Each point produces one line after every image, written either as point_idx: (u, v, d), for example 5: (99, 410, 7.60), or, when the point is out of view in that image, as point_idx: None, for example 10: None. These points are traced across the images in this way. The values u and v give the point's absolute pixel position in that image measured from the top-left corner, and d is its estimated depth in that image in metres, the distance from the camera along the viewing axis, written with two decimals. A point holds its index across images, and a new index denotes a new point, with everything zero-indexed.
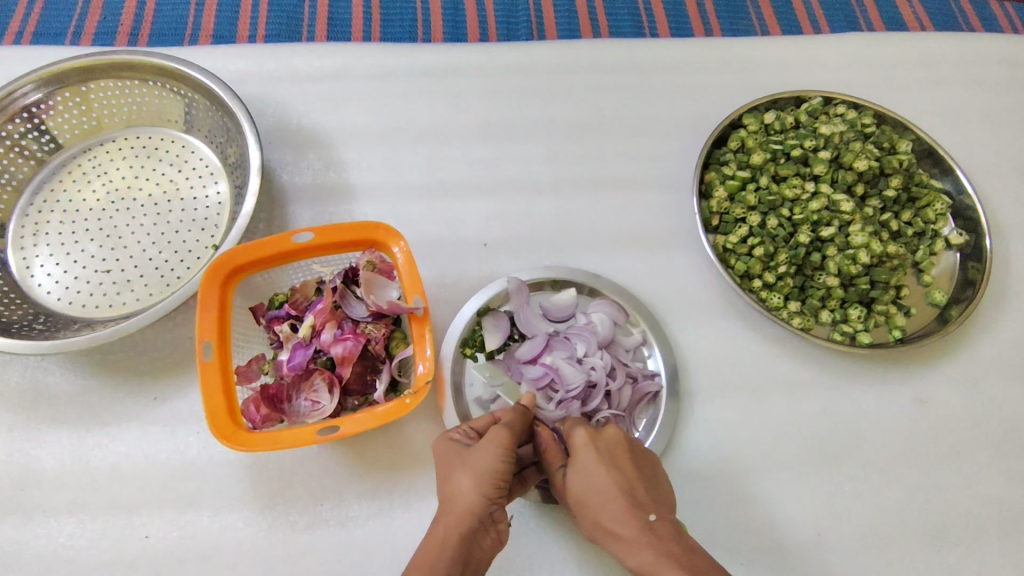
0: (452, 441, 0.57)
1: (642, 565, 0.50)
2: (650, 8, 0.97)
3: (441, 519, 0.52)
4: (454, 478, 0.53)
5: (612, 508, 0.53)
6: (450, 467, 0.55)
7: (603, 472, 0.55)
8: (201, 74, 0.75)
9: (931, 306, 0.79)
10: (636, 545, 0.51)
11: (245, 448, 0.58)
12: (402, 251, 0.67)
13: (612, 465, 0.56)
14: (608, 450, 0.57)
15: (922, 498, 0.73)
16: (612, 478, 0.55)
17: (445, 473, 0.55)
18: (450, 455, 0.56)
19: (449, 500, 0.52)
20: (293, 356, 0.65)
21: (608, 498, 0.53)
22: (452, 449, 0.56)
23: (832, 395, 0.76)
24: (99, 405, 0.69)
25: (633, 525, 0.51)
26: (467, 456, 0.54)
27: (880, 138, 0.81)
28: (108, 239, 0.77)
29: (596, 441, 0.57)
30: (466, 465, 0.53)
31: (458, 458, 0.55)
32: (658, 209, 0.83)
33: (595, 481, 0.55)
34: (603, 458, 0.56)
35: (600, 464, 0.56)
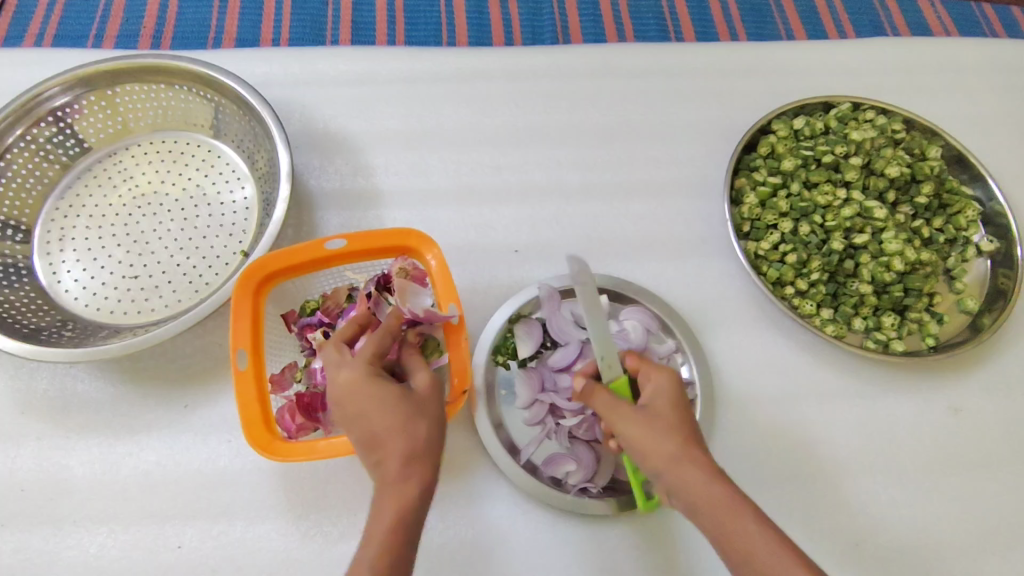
0: (370, 383, 0.55)
1: (720, 497, 0.50)
2: (675, 11, 0.96)
3: (406, 468, 0.53)
4: (388, 430, 0.54)
5: (681, 443, 0.53)
6: (370, 416, 0.54)
7: (670, 414, 0.55)
8: (230, 79, 0.74)
9: (963, 313, 0.78)
10: (708, 480, 0.51)
11: (282, 458, 0.58)
12: (436, 259, 0.66)
13: (678, 410, 0.56)
14: (675, 395, 0.57)
15: (957, 508, 0.72)
16: (680, 419, 0.55)
17: (377, 421, 0.54)
18: (371, 401, 0.54)
19: (395, 453, 0.53)
20: (327, 364, 0.64)
21: (682, 442, 0.53)
22: (372, 395, 0.55)
23: (866, 403, 0.75)
24: (129, 413, 0.68)
25: (704, 462, 0.52)
26: (418, 404, 0.56)
27: (911, 145, 0.82)
28: (135, 245, 0.76)
29: (666, 384, 0.58)
30: (406, 419, 0.54)
31: (385, 407, 0.54)
32: (688, 216, 0.83)
33: (663, 419, 0.55)
34: (670, 402, 0.56)
35: (665, 406, 0.56)
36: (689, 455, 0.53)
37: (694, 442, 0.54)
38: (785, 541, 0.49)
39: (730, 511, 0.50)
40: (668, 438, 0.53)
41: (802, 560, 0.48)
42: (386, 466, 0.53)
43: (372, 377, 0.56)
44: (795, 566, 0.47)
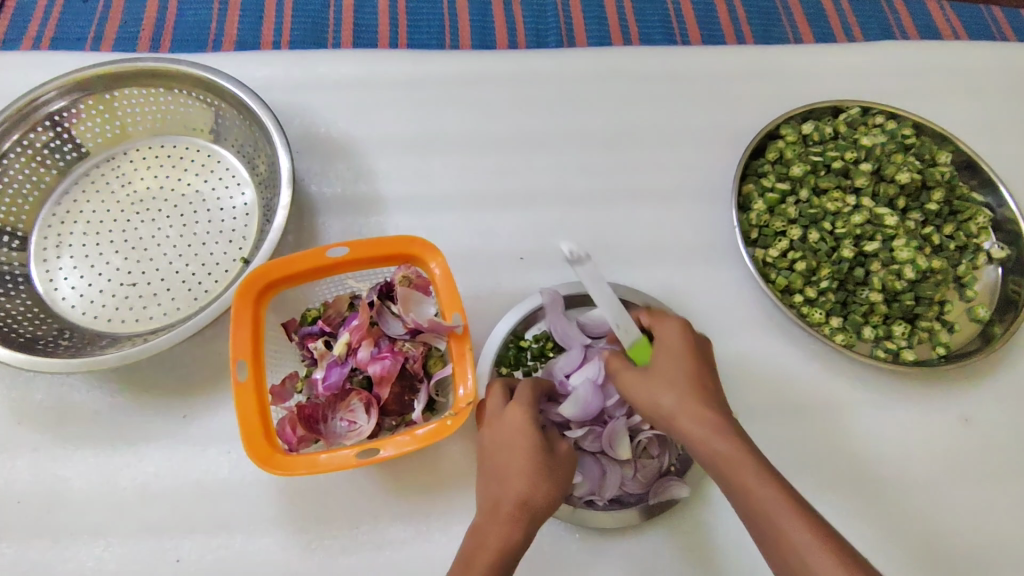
0: (528, 429, 0.57)
1: (719, 448, 0.53)
2: (681, 14, 0.95)
3: (520, 520, 0.52)
4: (535, 482, 0.54)
5: (684, 400, 0.55)
6: (546, 469, 0.55)
7: (670, 366, 0.58)
8: (230, 83, 0.73)
9: (974, 322, 0.77)
10: (708, 436, 0.53)
11: (284, 473, 0.56)
12: (440, 267, 0.65)
13: (677, 359, 0.58)
14: (674, 346, 0.59)
15: (969, 521, 0.71)
16: (682, 370, 0.57)
17: (514, 465, 0.55)
18: (526, 443, 0.56)
19: (514, 495, 0.53)
20: (329, 374, 0.64)
21: (680, 392, 0.56)
22: (533, 443, 0.56)
23: (875, 414, 0.74)
24: (127, 423, 0.67)
25: (706, 418, 0.54)
26: (552, 464, 0.55)
27: (921, 151, 0.80)
28: (134, 252, 0.75)
29: (667, 339, 0.60)
30: (548, 474, 0.55)
31: (527, 451, 0.55)
32: (694, 222, 0.81)
33: (665, 375, 0.57)
34: (668, 355, 0.59)
35: (667, 358, 0.58)
36: (690, 411, 0.55)
37: (698, 394, 0.56)
38: (792, 500, 0.49)
39: (726, 461, 0.52)
40: (669, 395, 0.56)
41: (805, 517, 0.49)
42: (499, 505, 0.53)
43: (533, 422, 0.57)
44: (796, 526, 0.48)
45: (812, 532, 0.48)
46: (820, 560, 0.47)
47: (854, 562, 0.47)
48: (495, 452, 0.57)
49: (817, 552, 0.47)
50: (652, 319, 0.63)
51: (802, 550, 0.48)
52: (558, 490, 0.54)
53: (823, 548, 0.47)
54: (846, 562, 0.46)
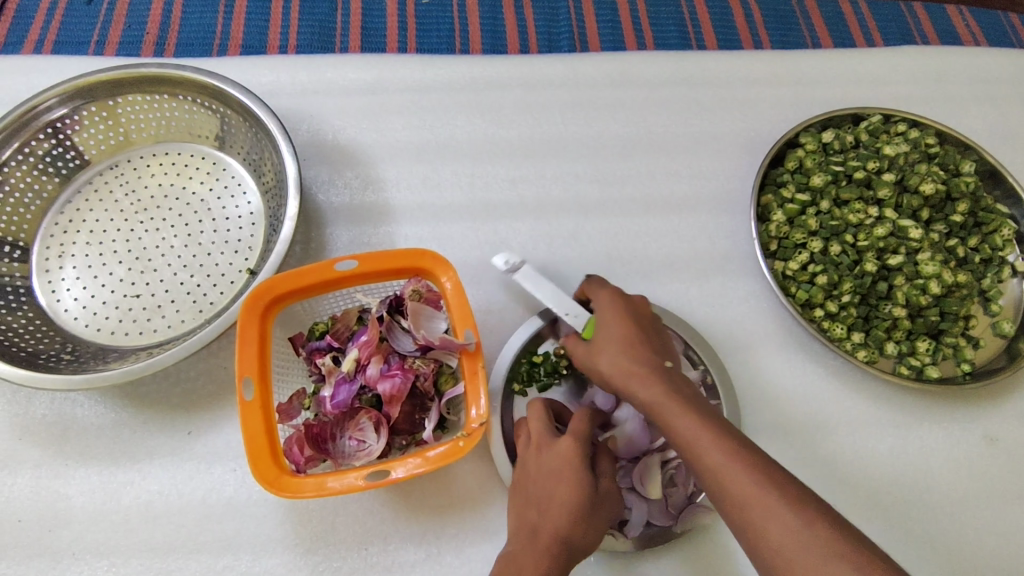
0: (576, 464, 0.57)
1: (649, 396, 0.54)
2: (696, 18, 0.93)
3: (558, 554, 0.54)
4: (578, 522, 0.55)
5: (615, 359, 0.58)
6: (591, 510, 0.56)
7: (606, 328, 0.60)
8: (236, 89, 0.71)
9: (999, 337, 0.75)
10: (637, 388, 0.55)
11: (292, 496, 0.55)
12: (452, 281, 0.63)
13: (610, 322, 0.60)
14: (606, 312, 0.61)
15: (996, 544, 0.69)
16: (615, 331, 0.59)
17: (558, 502, 0.56)
18: (572, 478, 0.56)
19: (555, 531, 0.55)
20: (337, 392, 0.62)
21: (615, 353, 0.58)
22: (580, 481, 0.56)
23: (898, 433, 0.72)
24: (131, 440, 0.66)
25: (635, 371, 0.56)
26: (597, 507, 0.56)
27: (945, 160, 0.78)
28: (137, 262, 0.73)
29: (602, 306, 0.62)
30: (591, 514, 0.56)
31: (573, 489, 0.56)
32: (711, 233, 0.79)
33: (600, 339, 0.59)
34: (602, 320, 0.61)
35: (599, 324, 0.61)
36: (621, 367, 0.57)
37: (630, 350, 0.58)
38: (712, 433, 0.50)
39: (658, 408, 0.54)
40: (605, 357, 0.58)
41: (726, 449, 0.49)
42: (539, 538, 0.55)
43: (582, 459, 0.57)
44: (716, 457, 0.49)
45: (730, 459, 0.49)
46: (740, 485, 0.48)
47: (771, 483, 0.47)
48: (539, 482, 0.58)
49: (740, 479, 0.48)
50: (591, 292, 0.65)
51: (724, 479, 0.48)
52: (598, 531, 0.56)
53: (743, 475, 0.48)
54: (761, 483, 0.47)
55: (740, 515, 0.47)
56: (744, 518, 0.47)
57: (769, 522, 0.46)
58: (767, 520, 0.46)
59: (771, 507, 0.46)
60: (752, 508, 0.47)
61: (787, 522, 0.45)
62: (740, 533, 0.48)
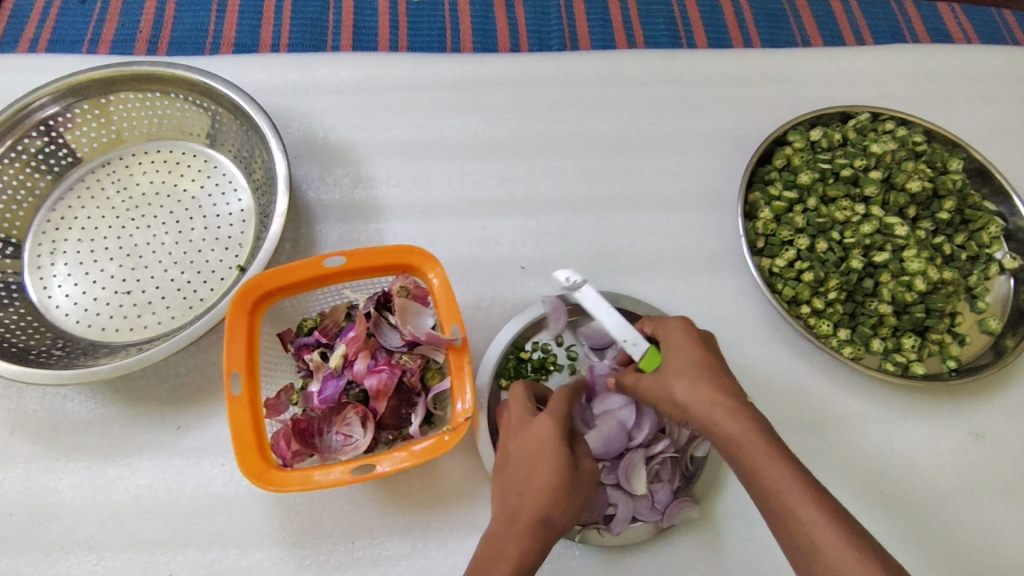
0: (553, 442, 0.55)
1: (735, 434, 0.50)
2: (687, 16, 0.93)
3: (540, 531, 0.51)
4: (556, 499, 0.52)
5: (693, 387, 0.53)
6: (571, 487, 0.54)
7: (683, 355, 0.55)
8: (226, 87, 0.72)
9: (985, 333, 0.75)
10: (722, 421, 0.51)
11: (278, 489, 0.55)
12: (439, 278, 0.63)
13: (685, 349, 0.56)
14: (677, 336, 0.57)
15: (980, 539, 0.69)
16: (693, 359, 0.55)
17: (536, 478, 0.54)
18: (551, 456, 0.54)
19: (535, 508, 0.52)
20: (325, 388, 0.62)
21: (692, 381, 0.53)
22: (559, 457, 0.54)
23: (883, 428, 0.72)
24: (120, 435, 0.66)
25: (720, 403, 0.51)
26: (578, 483, 0.54)
27: (933, 158, 0.78)
28: (129, 259, 0.74)
29: (671, 332, 0.57)
30: (572, 495, 0.53)
31: (551, 464, 0.53)
32: (699, 230, 0.80)
33: (673, 363, 0.55)
34: (673, 344, 0.56)
35: (672, 350, 0.56)
36: (702, 397, 0.52)
37: (711, 380, 0.53)
38: (809, 488, 0.47)
39: (744, 447, 0.49)
40: (681, 384, 0.53)
41: (825, 510, 0.46)
42: (517, 516, 0.52)
43: (560, 437, 0.56)
44: (813, 516, 0.46)
45: (830, 523, 0.45)
46: (838, 549, 0.44)
47: (874, 554, 0.44)
48: (517, 460, 0.56)
49: (835, 541, 0.44)
50: (652, 325, 0.60)
51: (818, 539, 0.45)
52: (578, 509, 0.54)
53: (844, 540, 0.44)
54: (859, 549, 0.43)
55: None
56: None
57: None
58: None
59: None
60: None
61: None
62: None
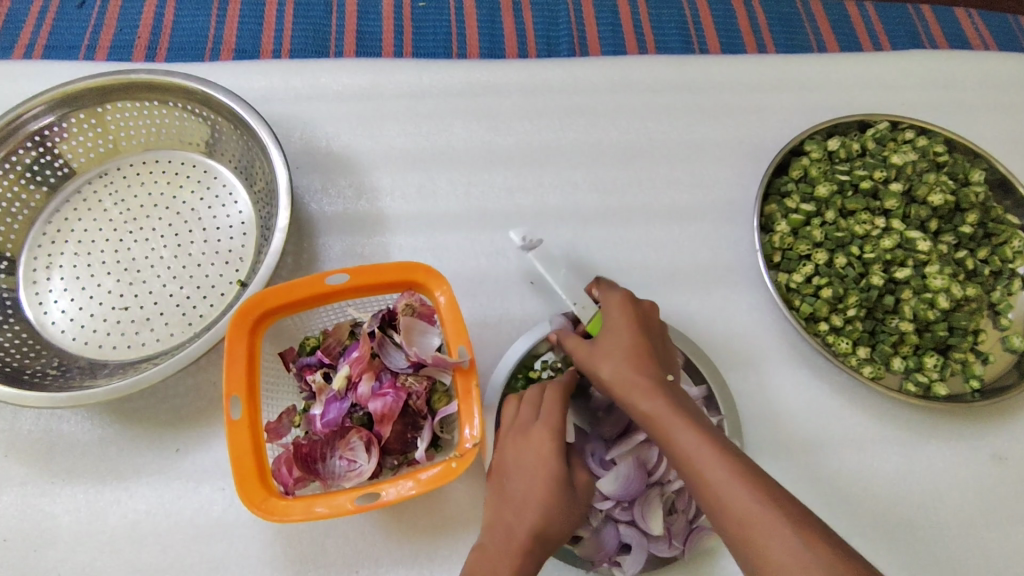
0: (551, 458, 0.56)
1: (653, 409, 0.53)
2: (699, 21, 0.91)
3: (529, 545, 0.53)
4: (555, 517, 0.54)
5: (618, 369, 0.57)
6: (566, 505, 0.55)
7: (612, 332, 0.59)
8: (225, 95, 0.70)
9: (1009, 352, 0.72)
10: (638, 401, 0.54)
11: (280, 519, 0.53)
12: (445, 296, 0.61)
13: (617, 327, 0.59)
14: (614, 311, 0.60)
15: (1003, 567, 0.67)
16: (623, 338, 0.58)
17: (530, 494, 0.55)
18: (549, 471, 0.56)
19: (527, 526, 0.53)
20: (328, 411, 0.60)
21: (618, 361, 0.57)
22: (554, 476, 0.55)
23: (903, 450, 0.70)
24: (117, 458, 0.64)
25: (638, 383, 0.55)
26: (571, 500, 0.55)
27: (954, 169, 0.76)
28: (126, 273, 0.72)
29: (609, 308, 0.61)
30: (567, 510, 0.55)
31: (550, 481, 0.55)
32: (713, 243, 0.77)
33: (606, 345, 0.58)
34: (609, 321, 0.60)
35: (607, 328, 0.60)
36: (622, 377, 0.56)
37: (635, 360, 0.57)
38: (716, 452, 0.49)
39: (659, 420, 0.53)
40: (607, 365, 0.58)
41: (732, 469, 0.48)
42: (513, 533, 0.53)
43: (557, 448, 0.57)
44: (720, 478, 0.48)
45: (737, 480, 0.47)
46: (744, 506, 0.46)
47: (778, 506, 0.46)
48: (516, 473, 0.57)
49: (742, 501, 0.46)
50: (601, 290, 0.64)
51: (728, 498, 0.47)
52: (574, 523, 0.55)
53: (747, 498, 0.46)
54: (764, 504, 0.46)
55: (742, 536, 0.46)
56: (744, 541, 0.46)
57: (772, 547, 0.44)
58: (769, 544, 0.44)
59: (772, 529, 0.44)
60: (754, 530, 0.45)
61: (792, 549, 0.43)
62: (738, 553, 0.46)
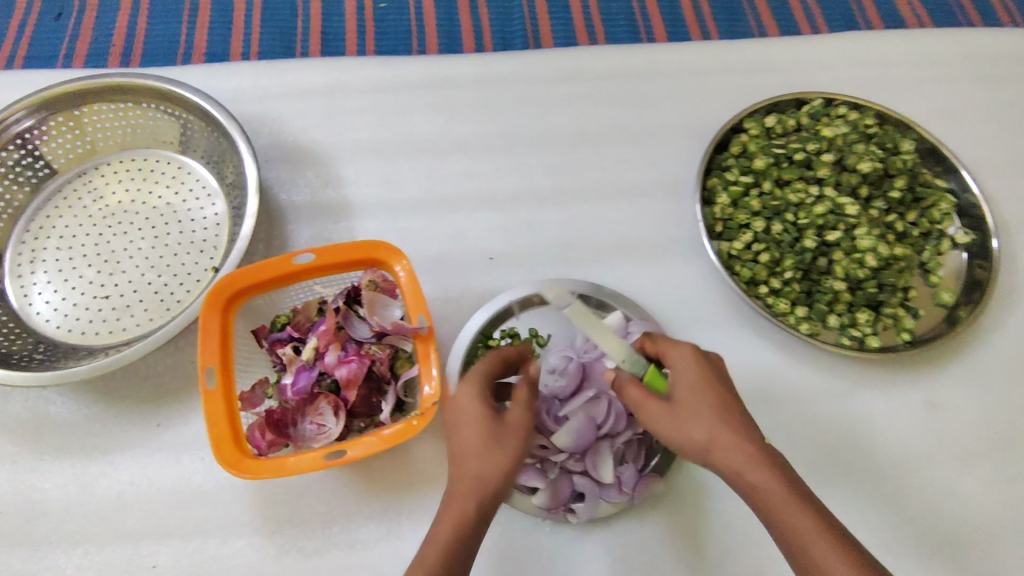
0: (473, 405, 0.55)
1: (760, 481, 0.53)
2: (646, 12, 0.96)
3: (468, 486, 0.52)
4: (484, 453, 0.52)
5: (715, 433, 0.55)
6: (495, 437, 0.53)
7: (694, 394, 0.57)
8: (194, 94, 0.75)
9: (939, 307, 0.78)
10: (747, 470, 0.53)
11: (252, 476, 0.58)
12: (405, 270, 0.66)
13: (700, 387, 0.57)
14: (694, 370, 0.58)
15: (936, 504, 0.72)
16: (708, 399, 0.56)
17: (461, 442, 0.54)
18: (472, 419, 0.54)
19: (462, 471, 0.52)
20: (298, 380, 0.64)
21: (715, 424, 0.55)
22: (478, 419, 0.54)
23: (841, 401, 0.75)
24: (102, 433, 0.68)
25: (742, 452, 0.54)
26: (500, 430, 0.54)
27: (883, 139, 0.81)
28: (106, 264, 0.76)
29: (687, 366, 0.58)
30: (499, 442, 0.53)
31: (474, 427, 0.54)
32: (661, 217, 0.82)
33: (694, 407, 0.56)
34: (692, 380, 0.57)
35: (689, 386, 0.57)
36: (723, 442, 0.54)
37: (731, 426, 0.55)
38: (824, 527, 0.51)
39: (769, 494, 0.52)
40: (701, 430, 0.55)
41: (837, 545, 0.50)
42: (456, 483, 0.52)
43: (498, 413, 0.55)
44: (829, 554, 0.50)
45: (849, 556, 0.50)
46: None
47: None
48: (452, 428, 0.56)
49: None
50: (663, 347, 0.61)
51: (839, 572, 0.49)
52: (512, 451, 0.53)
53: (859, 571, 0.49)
54: None
55: None
56: None
57: None
58: None
59: None
60: None
61: None
62: None
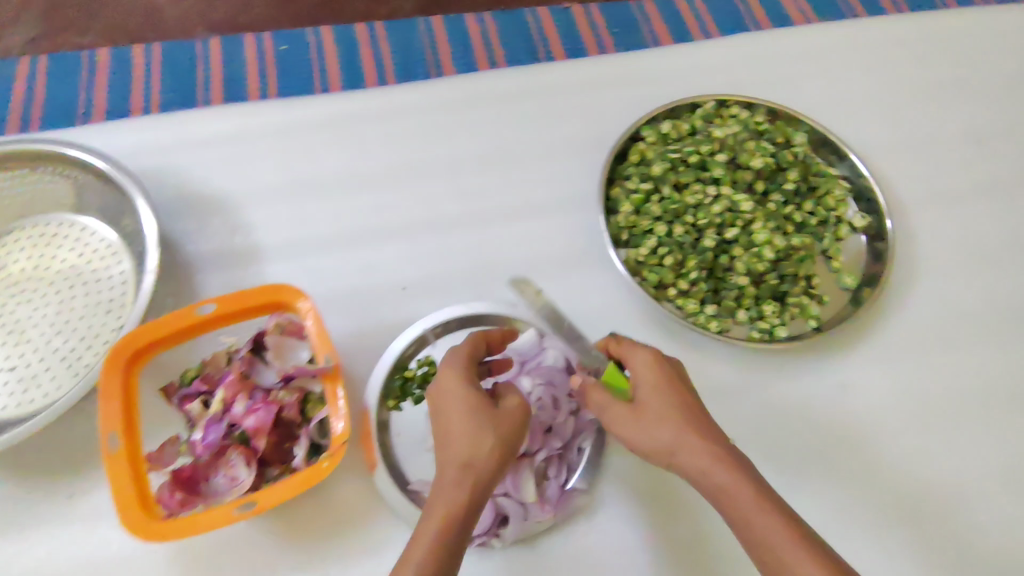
0: (456, 390, 0.56)
1: (722, 482, 0.53)
2: (543, 33, 0.99)
3: (461, 467, 0.52)
4: (479, 431, 0.53)
5: (677, 436, 0.55)
6: (483, 417, 0.54)
7: (655, 396, 0.57)
8: (83, 152, 0.76)
9: (843, 290, 0.80)
10: (711, 471, 0.54)
11: (161, 539, 0.57)
12: (309, 309, 0.66)
13: (659, 389, 0.58)
14: (650, 372, 0.59)
15: (856, 485, 0.74)
16: (667, 402, 0.57)
17: (448, 428, 0.55)
18: (456, 406, 0.55)
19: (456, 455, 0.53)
20: (208, 433, 0.62)
21: (676, 425, 0.56)
22: (462, 402, 0.55)
23: (756, 394, 0.77)
24: (12, 512, 0.66)
25: (705, 453, 0.54)
26: (488, 409, 0.55)
27: (774, 135, 0.85)
28: (10, 335, 0.74)
29: (644, 369, 0.59)
30: (488, 420, 0.54)
31: (459, 413, 0.55)
32: (570, 232, 0.84)
33: (656, 411, 0.57)
34: (649, 382, 0.58)
35: (650, 390, 0.58)
36: (686, 445, 0.55)
37: (691, 427, 0.56)
38: (787, 525, 0.50)
39: (731, 495, 0.53)
40: (665, 431, 0.56)
41: (799, 543, 0.50)
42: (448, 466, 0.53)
43: (522, 423, 0.56)
44: (792, 553, 0.49)
45: (807, 555, 0.49)
46: None
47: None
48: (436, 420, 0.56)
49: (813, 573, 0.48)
50: (624, 348, 0.62)
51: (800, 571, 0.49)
52: (503, 429, 0.54)
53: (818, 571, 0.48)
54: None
55: None
56: None
57: None
58: None
59: None
60: None
61: None
62: None
